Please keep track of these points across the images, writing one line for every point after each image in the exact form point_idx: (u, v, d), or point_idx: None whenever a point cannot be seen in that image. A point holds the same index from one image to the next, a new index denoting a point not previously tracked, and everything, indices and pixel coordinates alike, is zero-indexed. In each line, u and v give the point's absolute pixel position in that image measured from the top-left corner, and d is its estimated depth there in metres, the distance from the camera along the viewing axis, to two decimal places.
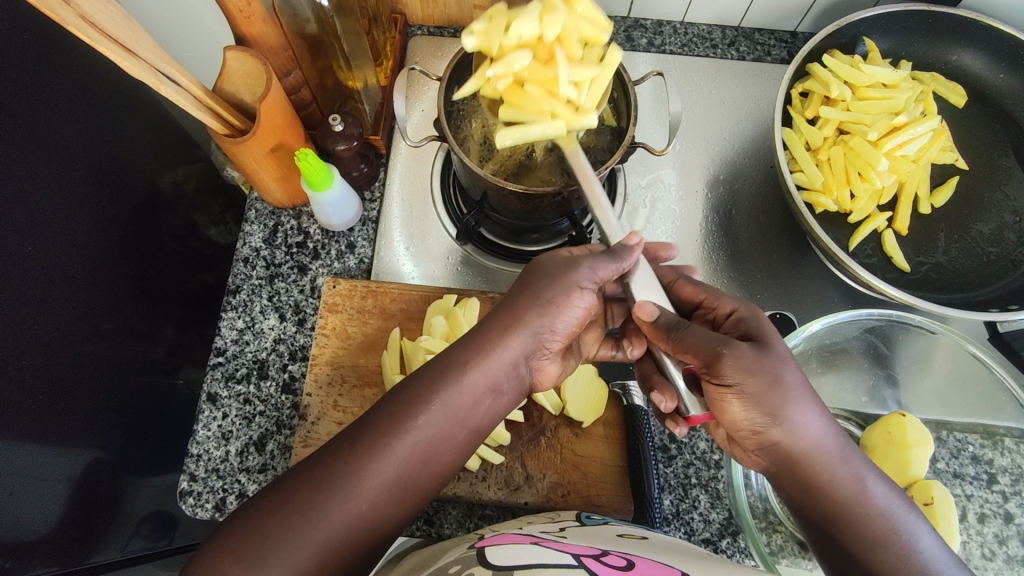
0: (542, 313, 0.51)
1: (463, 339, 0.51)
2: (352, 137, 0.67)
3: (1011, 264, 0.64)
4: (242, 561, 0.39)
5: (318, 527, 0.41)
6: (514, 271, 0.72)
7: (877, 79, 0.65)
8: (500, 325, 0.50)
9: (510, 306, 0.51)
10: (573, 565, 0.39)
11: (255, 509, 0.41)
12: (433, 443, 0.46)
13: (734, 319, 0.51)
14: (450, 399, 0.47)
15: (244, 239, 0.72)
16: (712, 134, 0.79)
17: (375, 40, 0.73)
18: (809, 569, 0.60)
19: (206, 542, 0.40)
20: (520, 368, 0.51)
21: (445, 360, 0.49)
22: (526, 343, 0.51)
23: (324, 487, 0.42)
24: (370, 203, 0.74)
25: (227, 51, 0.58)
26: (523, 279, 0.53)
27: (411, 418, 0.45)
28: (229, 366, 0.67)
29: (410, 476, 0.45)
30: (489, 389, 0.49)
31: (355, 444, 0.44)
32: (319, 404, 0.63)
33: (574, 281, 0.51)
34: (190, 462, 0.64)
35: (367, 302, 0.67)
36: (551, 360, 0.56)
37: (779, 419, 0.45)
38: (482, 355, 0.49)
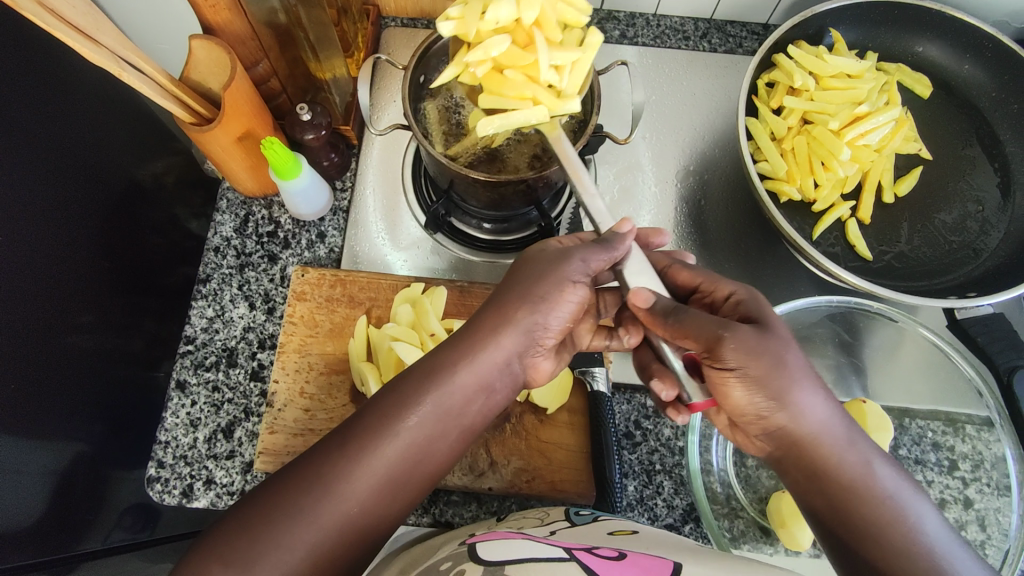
0: (533, 309, 0.49)
1: (453, 337, 0.49)
2: (320, 127, 0.67)
3: (971, 252, 0.65)
4: (228, 566, 0.38)
5: (305, 531, 0.40)
6: (486, 261, 0.73)
7: (840, 69, 0.66)
8: (493, 324, 0.49)
9: (502, 304, 0.49)
10: (566, 558, 0.41)
11: (242, 512, 0.41)
12: (425, 444, 0.45)
13: (730, 301, 0.50)
14: (440, 395, 0.45)
15: (215, 228, 0.72)
16: (683, 126, 0.80)
17: (346, 31, 0.73)
18: (769, 554, 0.62)
19: (194, 547, 0.40)
20: (514, 367, 0.49)
21: (435, 358, 0.47)
22: (520, 341, 0.49)
23: (312, 489, 0.41)
24: (341, 193, 0.74)
25: (192, 40, 0.59)
26: (515, 274, 0.52)
27: (401, 417, 0.44)
28: (198, 354, 0.68)
29: (400, 478, 0.43)
30: (479, 389, 0.47)
31: (343, 443, 0.43)
32: (286, 392, 0.64)
33: (565, 276, 0.50)
34: (157, 449, 0.64)
35: (335, 291, 0.67)
36: (546, 357, 0.53)
37: (784, 402, 0.44)
38: (470, 353, 0.47)
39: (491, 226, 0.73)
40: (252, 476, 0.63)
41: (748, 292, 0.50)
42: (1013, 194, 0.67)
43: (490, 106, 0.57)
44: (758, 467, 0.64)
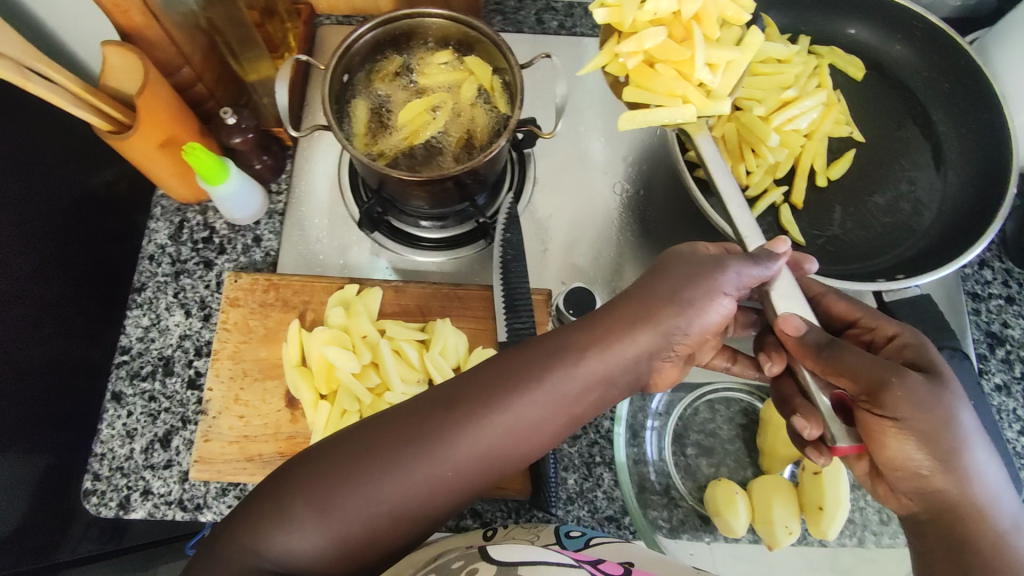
0: (682, 310, 0.47)
1: (575, 323, 0.47)
2: (247, 130, 0.67)
3: (905, 233, 0.65)
4: (314, 505, 0.41)
5: (394, 488, 0.42)
6: (445, 258, 0.73)
7: (772, 55, 0.65)
8: (641, 313, 0.46)
9: (650, 297, 0.47)
10: (573, 565, 0.46)
11: (334, 450, 0.43)
12: (530, 427, 0.45)
13: (892, 342, 0.49)
14: (555, 387, 0.45)
15: (149, 236, 0.72)
16: (621, 116, 0.79)
17: (271, 33, 0.73)
18: (708, 542, 0.62)
19: (281, 474, 0.43)
20: (641, 367, 0.47)
21: (561, 339, 0.46)
22: (655, 342, 0.46)
23: (409, 446, 0.43)
24: (277, 195, 0.74)
25: (105, 46, 0.58)
26: (666, 265, 0.49)
27: (509, 395, 0.44)
28: (134, 364, 0.67)
29: (494, 455, 0.44)
30: (602, 382, 0.45)
31: (449, 409, 0.44)
32: (220, 399, 0.63)
33: (718, 286, 0.47)
34: (94, 461, 0.64)
35: (269, 295, 0.66)
36: (671, 363, 0.50)
37: (949, 463, 0.43)
38: (602, 343, 0.45)
39: (429, 223, 0.72)
40: (190, 484, 0.63)
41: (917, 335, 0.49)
42: (946, 173, 0.67)
43: (633, 99, 0.60)
44: (698, 456, 0.65)
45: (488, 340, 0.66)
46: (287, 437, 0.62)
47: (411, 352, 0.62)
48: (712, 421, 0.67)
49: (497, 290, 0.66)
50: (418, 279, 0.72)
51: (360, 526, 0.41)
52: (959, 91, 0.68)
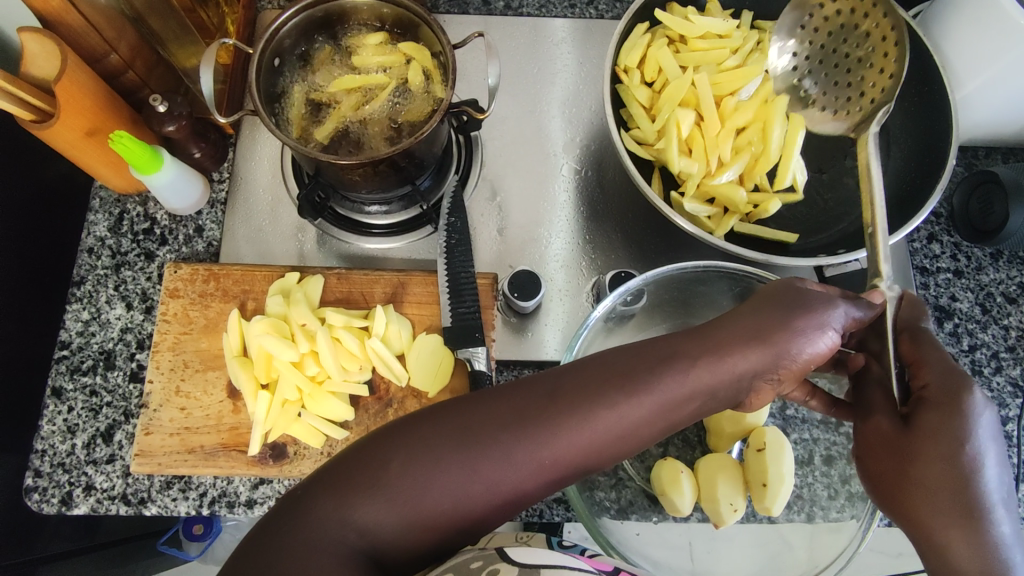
0: (798, 329, 0.42)
1: (734, 314, 0.44)
2: (180, 117, 0.65)
3: (848, 209, 0.66)
4: (410, 476, 0.38)
5: (491, 472, 0.39)
6: (405, 243, 0.72)
7: (708, 30, 0.65)
8: (779, 320, 0.43)
9: (772, 313, 0.43)
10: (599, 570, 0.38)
11: (439, 424, 0.40)
12: (629, 429, 0.41)
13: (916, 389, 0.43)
14: (664, 392, 0.41)
15: (88, 228, 0.70)
16: (568, 96, 0.78)
17: (205, 18, 0.71)
18: (655, 522, 0.62)
19: (371, 440, 0.40)
20: (742, 388, 0.42)
21: (667, 345, 0.42)
22: (764, 361, 0.42)
23: (515, 430, 0.39)
24: (219, 184, 0.72)
25: (21, 32, 0.56)
26: (774, 290, 0.45)
27: (612, 392, 0.40)
28: (74, 359, 0.66)
29: (590, 454, 0.40)
30: (706, 395, 0.42)
31: (552, 399, 0.40)
32: (161, 391, 0.62)
33: (828, 321, 0.43)
34: (34, 458, 0.63)
35: (209, 286, 0.65)
36: (771, 388, 0.45)
37: (961, 511, 0.39)
38: (715, 348, 0.42)
39: (377, 208, 0.71)
40: (133, 478, 0.62)
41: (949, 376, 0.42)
42: (889, 148, 0.67)
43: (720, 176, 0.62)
44: None
45: (432, 326, 0.65)
46: (229, 428, 0.61)
47: (350, 338, 0.61)
48: None
49: (441, 273, 0.65)
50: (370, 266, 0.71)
51: (444, 504, 0.38)
52: None
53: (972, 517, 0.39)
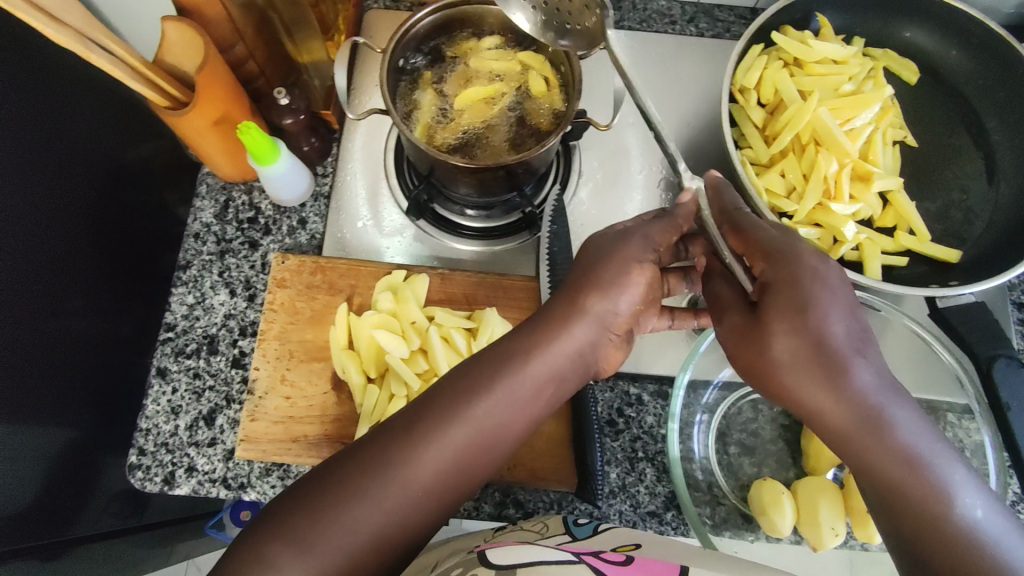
0: (604, 295, 0.49)
1: (526, 324, 0.50)
2: (299, 111, 0.66)
3: (955, 240, 0.65)
4: (290, 540, 0.42)
5: (365, 512, 0.44)
6: (479, 249, 0.72)
7: (825, 55, 0.65)
8: (561, 315, 0.49)
9: (573, 288, 0.50)
10: (573, 561, 0.44)
11: (329, 476, 0.45)
12: (489, 436, 0.47)
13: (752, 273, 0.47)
14: (509, 392, 0.47)
15: (194, 214, 0.72)
16: (669, 111, 0.78)
17: (324, 13, 0.73)
18: (751, 540, 0.63)
19: (271, 508, 0.45)
20: (587, 359, 0.50)
21: (508, 347, 0.49)
22: (591, 331, 0.49)
23: (369, 471, 0.45)
24: (322, 177, 0.73)
25: (165, 21, 0.57)
26: (582, 263, 0.51)
27: (470, 405, 0.47)
28: (179, 341, 0.67)
29: (462, 465, 0.46)
30: (553, 381, 0.49)
31: (406, 434, 0.46)
32: (267, 379, 0.63)
33: (631, 257, 0.49)
34: (139, 436, 0.64)
35: (316, 277, 0.66)
36: (617, 349, 0.53)
37: (821, 368, 0.41)
38: (540, 344, 0.48)
39: (474, 212, 0.73)
40: (234, 463, 0.64)
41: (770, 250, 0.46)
42: (998, 183, 0.66)
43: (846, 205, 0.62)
44: (740, 455, 0.66)
45: None
46: (334, 420, 0.62)
47: (460, 339, 0.62)
48: (755, 421, 0.68)
49: (544, 281, 0.66)
50: (453, 265, 0.71)
51: (337, 558, 0.43)
52: (1016, 101, 0.67)
53: (835, 374, 0.41)
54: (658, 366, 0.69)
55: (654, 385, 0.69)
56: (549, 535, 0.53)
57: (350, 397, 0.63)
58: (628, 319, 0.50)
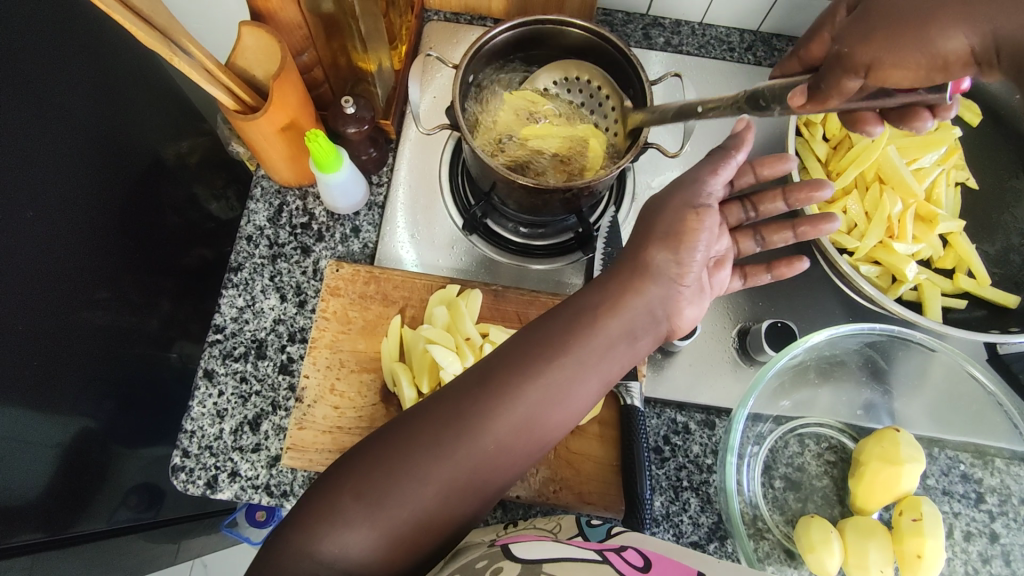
0: (666, 247, 0.50)
1: (595, 284, 0.51)
2: (363, 120, 0.66)
3: (1012, 286, 0.66)
4: (367, 492, 0.42)
5: (443, 466, 0.43)
6: (515, 264, 0.72)
7: None
8: (627, 277, 0.50)
9: (638, 248, 0.51)
10: (599, 560, 0.42)
11: (402, 429, 0.44)
12: (563, 391, 0.46)
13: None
14: (584, 348, 0.47)
15: (248, 217, 0.71)
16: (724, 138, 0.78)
17: (392, 23, 0.72)
18: None
19: (343, 464, 0.44)
20: (656, 314, 0.50)
21: (579, 304, 0.49)
22: (659, 286, 0.50)
23: (451, 425, 0.44)
24: (377, 187, 0.74)
25: (242, 26, 0.58)
26: (643, 219, 0.53)
27: (547, 360, 0.46)
28: (227, 344, 0.67)
29: (536, 419, 0.45)
30: (623, 337, 0.49)
31: (483, 383, 0.46)
32: (316, 388, 0.63)
33: (695, 205, 0.50)
34: (183, 438, 0.63)
35: (369, 288, 0.66)
36: (690, 302, 0.52)
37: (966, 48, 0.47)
38: (612, 301, 0.49)
39: (527, 230, 0.73)
40: (278, 470, 0.63)
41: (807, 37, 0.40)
42: None
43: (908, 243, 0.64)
44: (785, 489, 0.64)
45: None
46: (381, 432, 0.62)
47: None
48: (801, 455, 0.66)
49: None
50: (488, 278, 0.71)
51: (408, 512, 0.42)
52: None
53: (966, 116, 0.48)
54: (704, 396, 0.68)
55: (701, 414, 0.68)
56: (564, 536, 0.52)
57: (399, 410, 0.63)
58: (696, 271, 0.51)
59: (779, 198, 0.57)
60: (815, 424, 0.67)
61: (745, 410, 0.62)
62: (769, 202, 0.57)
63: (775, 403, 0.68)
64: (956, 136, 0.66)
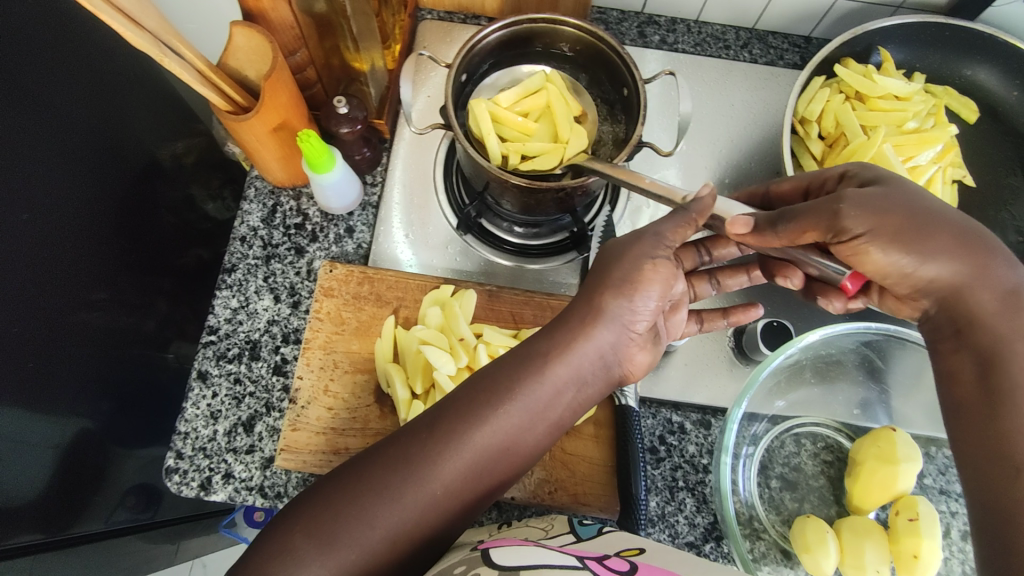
0: (621, 296, 0.48)
1: (546, 329, 0.50)
2: (355, 121, 0.66)
3: None
4: (314, 536, 0.40)
5: (392, 509, 0.42)
6: (511, 264, 0.71)
7: (889, 90, 0.66)
8: (575, 322, 0.48)
9: (589, 292, 0.49)
10: (577, 566, 0.41)
11: (346, 474, 0.43)
12: (512, 436, 0.45)
13: (845, 178, 0.51)
14: (530, 394, 0.46)
15: (242, 217, 0.71)
16: (720, 137, 0.77)
17: (385, 22, 0.72)
18: None
19: (290, 511, 0.43)
20: (608, 362, 0.49)
21: (531, 348, 0.48)
22: (611, 331, 0.48)
23: (402, 465, 0.43)
24: (371, 188, 0.73)
25: (234, 27, 0.58)
26: (599, 268, 0.51)
27: (493, 407, 0.45)
28: (221, 345, 0.67)
29: (487, 461, 0.45)
30: (573, 384, 0.48)
31: (431, 433, 0.45)
32: (310, 389, 0.62)
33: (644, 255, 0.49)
34: (177, 440, 0.63)
35: (363, 288, 0.66)
36: (642, 349, 0.51)
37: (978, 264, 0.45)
38: (561, 348, 0.47)
39: (522, 229, 0.73)
40: (272, 472, 0.63)
41: (861, 165, 0.51)
42: None
43: None
44: (781, 489, 0.64)
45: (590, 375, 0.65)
46: (375, 433, 0.62)
47: None
48: (797, 455, 0.65)
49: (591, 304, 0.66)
50: (485, 277, 0.71)
51: (358, 555, 0.41)
52: None
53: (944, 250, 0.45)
54: (701, 395, 0.68)
55: (697, 414, 0.68)
56: (553, 534, 0.53)
57: (393, 411, 0.62)
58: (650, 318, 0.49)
59: (731, 245, 0.63)
60: (811, 424, 0.67)
61: (740, 409, 0.61)
62: (721, 248, 0.63)
63: (771, 403, 0.67)
64: (952, 133, 0.66)
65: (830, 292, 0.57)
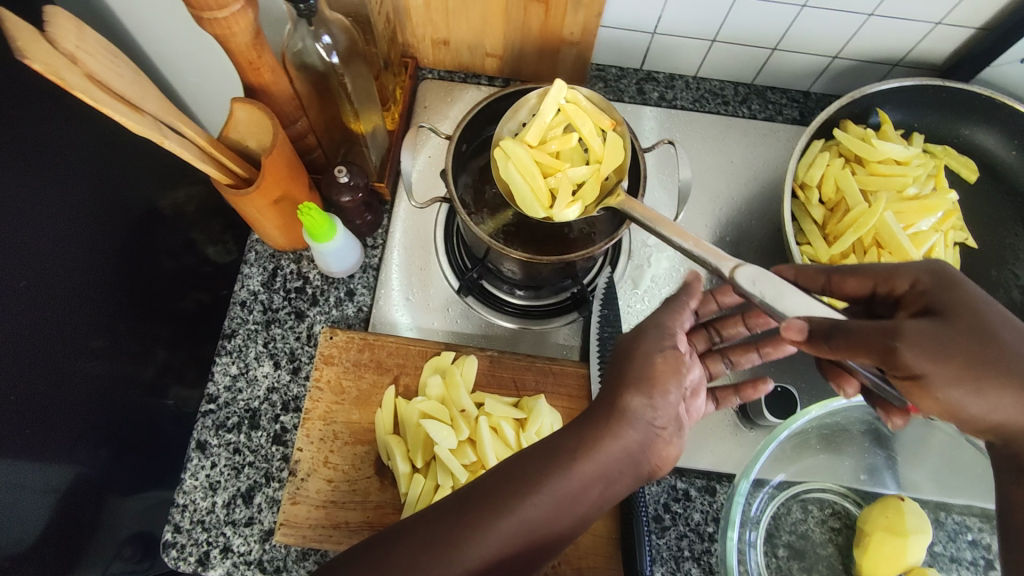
0: (640, 392, 0.48)
1: (573, 424, 0.49)
2: (357, 188, 0.66)
3: None
4: None
5: None
6: (511, 326, 0.71)
7: (888, 155, 0.67)
8: (601, 419, 0.48)
9: (611, 391, 0.49)
10: None
11: (366, 560, 0.42)
12: (535, 529, 0.44)
13: (913, 290, 0.46)
14: (556, 488, 0.45)
15: (243, 281, 0.71)
16: (720, 194, 0.77)
17: (385, 86, 0.74)
18: None
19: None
20: (636, 459, 0.47)
21: (551, 445, 0.47)
22: (636, 434, 0.47)
23: (428, 551, 0.42)
24: (371, 250, 0.73)
25: (236, 103, 0.59)
26: (614, 359, 0.52)
27: (519, 498, 0.44)
28: (220, 414, 0.66)
29: (511, 555, 0.43)
30: (600, 481, 0.46)
31: (460, 515, 0.44)
32: (310, 460, 0.62)
33: (654, 350, 0.50)
34: (175, 513, 0.62)
35: (363, 355, 0.66)
36: (668, 443, 0.50)
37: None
38: (584, 443, 0.46)
39: (524, 292, 0.72)
40: (271, 545, 0.62)
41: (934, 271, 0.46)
42: None
43: None
44: (789, 558, 0.63)
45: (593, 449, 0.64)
46: (375, 507, 0.61)
47: (506, 430, 0.61)
48: (804, 522, 0.64)
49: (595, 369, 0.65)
50: (485, 341, 0.70)
51: None
52: None
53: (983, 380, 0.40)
54: (705, 460, 0.67)
55: (702, 480, 0.66)
56: None
57: (393, 483, 0.62)
58: (672, 414, 0.49)
59: (739, 323, 0.64)
60: (818, 489, 0.65)
61: (748, 480, 0.60)
62: (730, 328, 0.64)
63: (775, 471, 0.65)
64: (953, 199, 0.66)
65: (890, 409, 0.56)
